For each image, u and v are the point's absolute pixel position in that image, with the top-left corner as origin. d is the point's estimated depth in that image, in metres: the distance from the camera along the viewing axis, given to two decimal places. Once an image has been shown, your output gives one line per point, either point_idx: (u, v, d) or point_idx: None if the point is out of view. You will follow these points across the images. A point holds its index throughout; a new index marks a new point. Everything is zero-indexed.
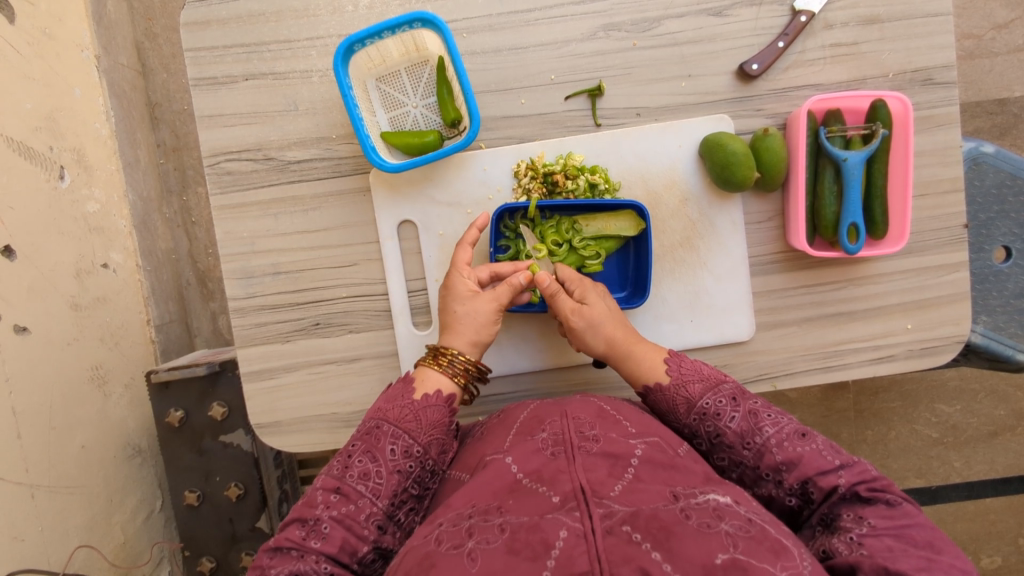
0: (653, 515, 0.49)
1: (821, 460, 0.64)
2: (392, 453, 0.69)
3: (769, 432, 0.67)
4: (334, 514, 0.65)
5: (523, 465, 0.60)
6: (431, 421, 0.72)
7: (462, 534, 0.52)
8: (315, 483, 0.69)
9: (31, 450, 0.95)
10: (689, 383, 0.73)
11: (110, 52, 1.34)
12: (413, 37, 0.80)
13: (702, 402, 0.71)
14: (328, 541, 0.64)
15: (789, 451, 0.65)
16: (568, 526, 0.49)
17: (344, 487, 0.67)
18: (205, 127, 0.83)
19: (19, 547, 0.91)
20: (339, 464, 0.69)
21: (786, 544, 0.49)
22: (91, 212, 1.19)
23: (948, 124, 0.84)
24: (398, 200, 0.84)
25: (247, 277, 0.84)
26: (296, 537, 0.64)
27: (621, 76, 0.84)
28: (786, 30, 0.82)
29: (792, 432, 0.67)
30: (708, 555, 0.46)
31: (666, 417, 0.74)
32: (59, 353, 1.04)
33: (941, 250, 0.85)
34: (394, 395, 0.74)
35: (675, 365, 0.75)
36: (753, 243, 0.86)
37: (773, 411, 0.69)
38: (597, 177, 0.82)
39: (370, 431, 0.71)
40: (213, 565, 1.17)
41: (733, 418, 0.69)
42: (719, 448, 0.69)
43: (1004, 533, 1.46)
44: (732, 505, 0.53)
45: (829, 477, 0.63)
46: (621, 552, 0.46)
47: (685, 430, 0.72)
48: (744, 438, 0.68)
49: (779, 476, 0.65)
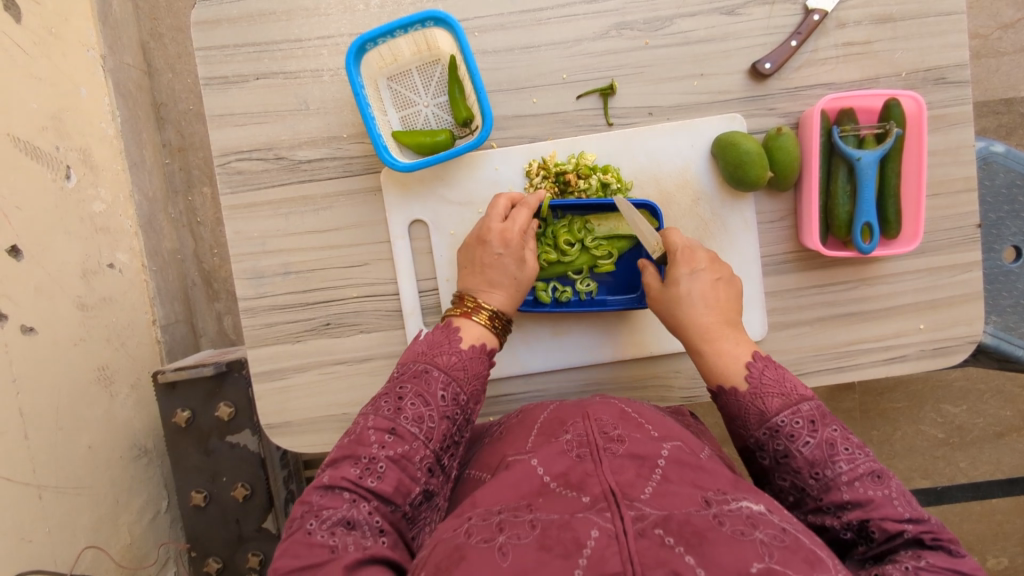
0: (685, 520, 0.49)
1: (891, 507, 0.59)
2: (444, 399, 0.69)
3: (843, 468, 0.62)
4: (390, 454, 0.64)
5: (549, 467, 0.59)
6: (476, 371, 0.73)
7: (493, 528, 0.51)
8: (364, 423, 0.67)
9: (38, 451, 0.95)
10: (768, 396, 0.68)
11: (115, 52, 1.34)
12: (425, 35, 0.79)
13: (777, 419, 0.66)
14: (384, 481, 0.63)
15: (858, 490, 0.60)
16: (600, 527, 0.49)
17: (398, 428, 0.66)
18: (216, 127, 0.82)
19: (27, 548, 0.91)
20: (389, 405, 0.68)
21: (820, 554, 0.49)
22: (97, 212, 1.19)
23: (961, 124, 0.84)
24: (409, 199, 0.84)
25: (257, 277, 0.84)
26: (352, 476, 0.63)
27: (633, 75, 0.84)
28: (798, 29, 0.82)
29: (866, 471, 0.61)
30: (743, 563, 0.45)
31: (733, 423, 0.70)
32: (65, 354, 1.04)
33: (954, 250, 0.85)
34: (438, 342, 0.73)
35: (756, 372, 0.70)
36: (765, 242, 0.86)
37: (852, 444, 0.63)
38: (609, 177, 0.82)
39: (420, 375, 0.70)
40: (219, 565, 1.17)
41: (807, 444, 0.64)
42: (783, 468, 0.65)
43: (1010, 533, 1.46)
44: (765, 514, 0.52)
45: (896, 522, 0.58)
46: (655, 555, 0.46)
47: (751, 441, 0.68)
48: (813, 466, 0.63)
49: (841, 512, 0.60)
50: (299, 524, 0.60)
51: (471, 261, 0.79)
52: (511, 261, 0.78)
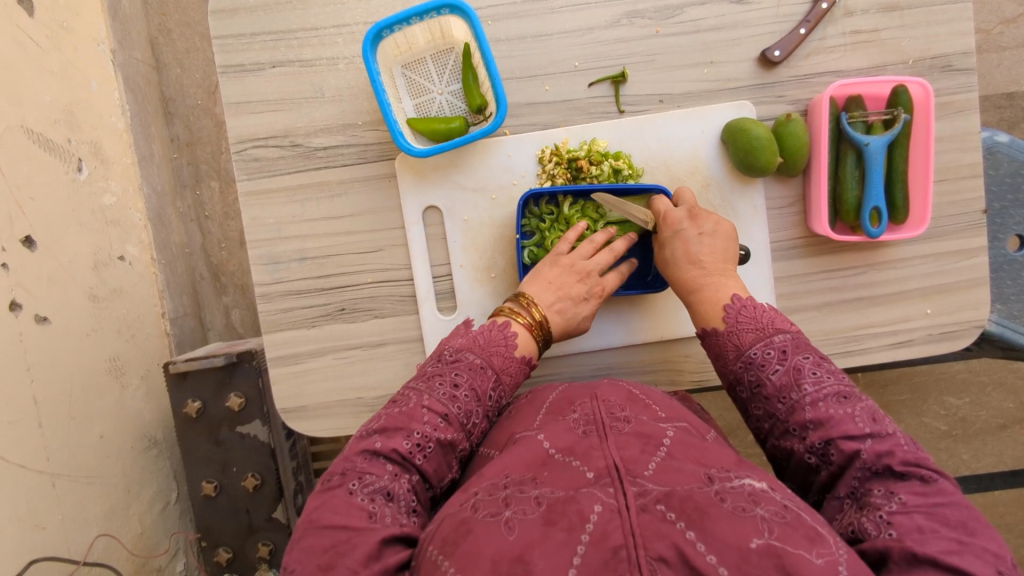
0: (687, 496, 0.50)
1: (850, 424, 0.62)
2: (489, 399, 0.73)
3: (808, 390, 0.66)
4: (438, 438, 0.67)
5: (555, 442, 0.60)
6: (516, 379, 0.77)
7: (499, 503, 0.52)
8: (419, 400, 0.69)
9: (52, 438, 0.96)
10: (742, 332, 0.73)
11: (125, 47, 1.35)
12: (440, 23, 0.81)
13: (750, 351, 0.72)
14: (428, 462, 0.66)
15: (820, 410, 0.65)
16: (603, 502, 0.49)
17: (450, 415, 0.69)
18: (233, 115, 0.83)
19: (41, 536, 0.91)
20: (444, 390, 0.70)
21: (822, 531, 0.49)
22: (108, 205, 1.20)
23: (967, 111, 0.85)
24: (423, 186, 0.85)
25: (274, 263, 0.85)
26: (403, 450, 0.65)
27: (644, 62, 0.85)
28: (807, 17, 0.83)
29: (832, 393, 0.65)
30: (743, 539, 0.46)
31: (718, 362, 0.76)
32: (78, 344, 1.05)
33: (960, 235, 0.86)
34: (494, 341, 0.76)
35: (734, 311, 0.75)
36: (774, 228, 0.87)
37: (821, 370, 0.68)
38: (621, 163, 0.83)
39: (475, 370, 0.73)
40: (229, 555, 1.18)
41: (776, 371, 0.69)
42: (757, 397, 0.71)
43: (1013, 526, 1.47)
44: (767, 491, 0.53)
45: (853, 441, 0.62)
46: (656, 528, 0.47)
47: (731, 375, 0.74)
48: (781, 392, 0.68)
49: (805, 432, 0.65)
50: (341, 484, 0.61)
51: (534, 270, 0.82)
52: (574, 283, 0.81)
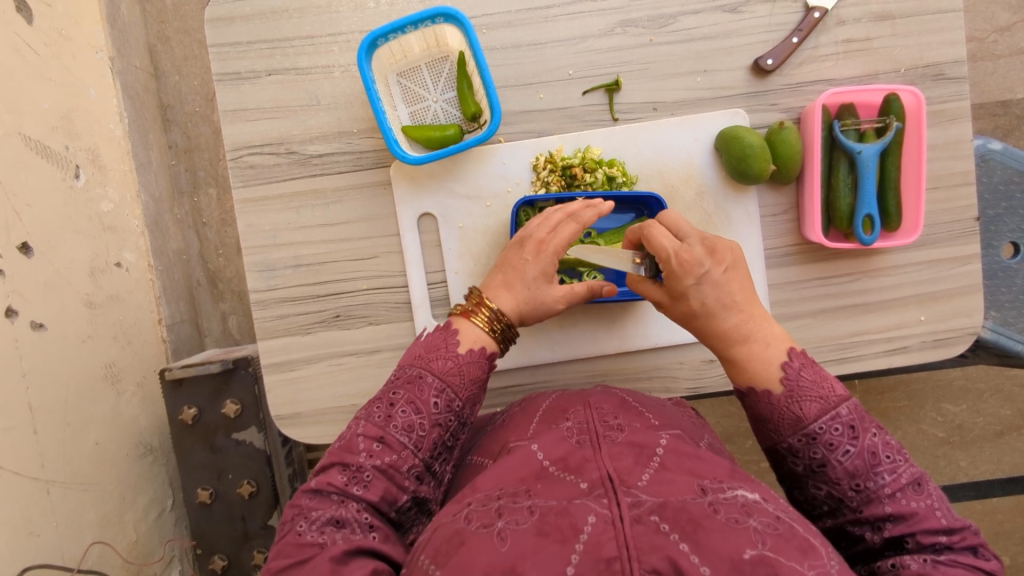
0: (680, 506, 0.50)
1: (932, 518, 0.60)
2: (436, 407, 0.68)
3: (884, 479, 0.62)
4: (377, 463, 0.64)
5: (549, 452, 0.60)
6: (472, 377, 0.71)
7: (492, 514, 0.52)
8: (355, 429, 0.67)
9: (47, 445, 0.96)
10: (805, 401, 0.67)
11: (124, 54, 1.36)
12: (435, 31, 0.81)
13: (814, 426, 0.66)
14: (370, 489, 0.63)
15: (899, 502, 0.61)
16: (596, 512, 0.49)
17: (387, 436, 0.65)
18: (229, 122, 0.84)
19: (35, 543, 0.91)
20: (381, 412, 0.67)
21: (814, 543, 0.49)
22: (105, 211, 1.20)
23: (959, 119, 0.85)
24: (418, 193, 0.85)
25: (269, 270, 0.85)
26: (339, 482, 0.63)
27: (638, 71, 0.85)
28: (799, 26, 0.84)
29: (907, 481, 0.62)
30: (737, 550, 0.46)
31: (764, 425, 0.70)
32: (74, 350, 1.04)
33: (953, 242, 0.86)
34: (435, 345, 0.72)
35: (794, 373, 0.70)
36: (768, 235, 0.87)
37: (893, 453, 0.64)
38: (615, 170, 0.84)
39: (413, 381, 0.69)
40: (224, 563, 1.17)
41: (847, 452, 0.64)
42: (818, 476, 0.65)
43: (1011, 533, 1.46)
44: (761, 502, 0.53)
45: (933, 535, 0.59)
46: (650, 541, 0.46)
47: (784, 445, 0.68)
48: (853, 476, 0.63)
49: (881, 523, 0.61)
50: (289, 526, 0.61)
51: (504, 263, 0.79)
52: (534, 269, 0.77)
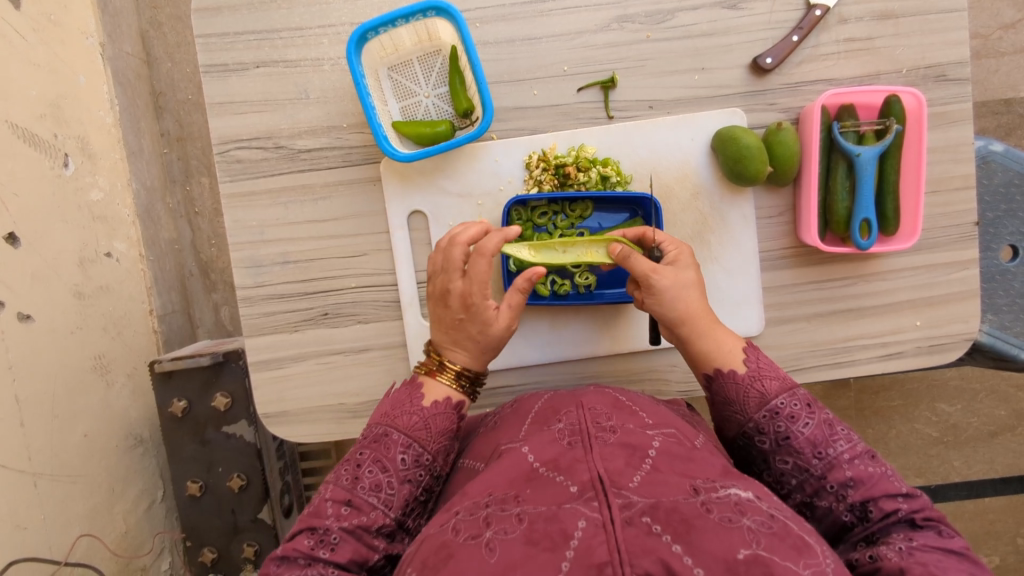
0: (673, 507, 0.49)
1: (888, 482, 0.61)
2: (403, 463, 0.68)
3: (843, 447, 0.64)
4: (344, 524, 0.63)
5: (539, 455, 0.59)
6: (440, 429, 0.72)
7: (480, 523, 0.51)
8: (323, 494, 0.66)
9: (34, 438, 0.94)
10: (765, 379, 0.69)
11: (115, 40, 1.33)
12: (426, 25, 0.80)
13: (776, 401, 0.67)
14: (338, 551, 0.61)
15: (858, 467, 0.63)
16: (587, 517, 0.48)
17: (355, 499, 0.65)
18: (216, 115, 0.82)
19: (21, 536, 0.90)
20: (349, 473, 0.67)
21: (809, 541, 0.48)
22: (95, 200, 1.18)
23: (961, 122, 0.84)
24: (409, 190, 0.84)
25: (256, 266, 0.84)
26: (305, 547, 0.61)
27: (634, 68, 0.84)
28: (800, 24, 0.82)
29: (863, 450, 0.64)
30: (730, 550, 0.45)
31: (729, 407, 0.70)
32: (62, 342, 1.03)
33: (952, 247, 0.85)
34: (401, 401, 0.73)
35: (754, 358, 0.72)
36: (763, 238, 0.86)
37: (845, 426, 0.66)
38: (609, 169, 0.82)
39: (379, 440, 0.69)
40: (214, 556, 1.17)
41: (807, 424, 0.65)
42: (783, 450, 0.66)
43: (1002, 533, 1.47)
44: (754, 501, 0.52)
45: (892, 500, 0.60)
46: (641, 543, 0.46)
47: (750, 425, 0.68)
48: (815, 446, 0.64)
49: (845, 491, 0.62)
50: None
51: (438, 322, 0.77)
52: (475, 324, 0.75)
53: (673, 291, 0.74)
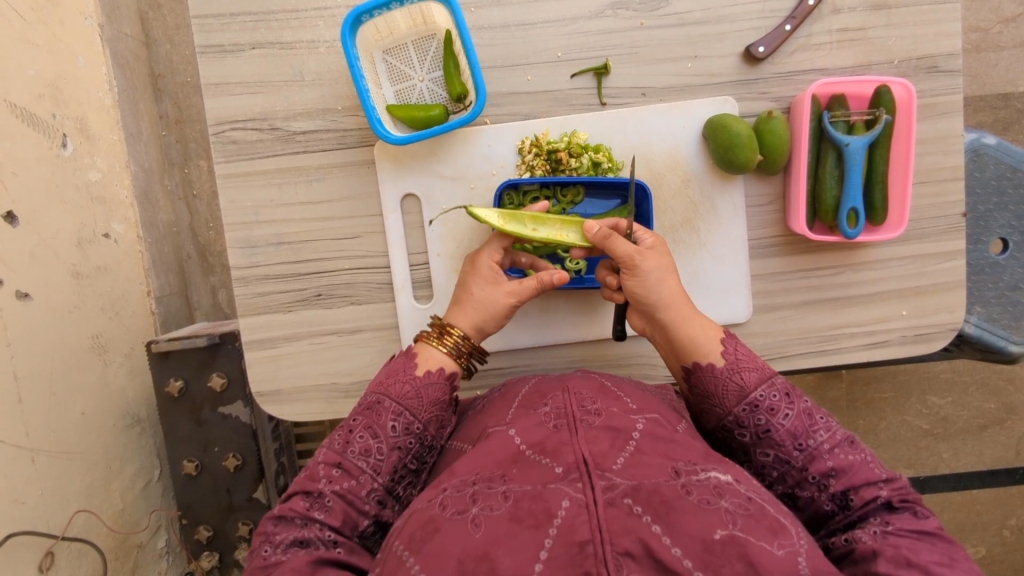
0: (654, 489, 0.50)
1: (868, 470, 0.63)
2: (394, 430, 0.68)
3: (822, 437, 0.65)
4: (336, 488, 0.64)
5: (525, 437, 0.60)
6: (433, 397, 0.72)
7: (466, 500, 0.52)
8: (316, 456, 0.68)
9: (32, 414, 0.96)
10: (745, 371, 0.70)
11: (113, 21, 1.33)
12: (421, 9, 0.80)
13: (756, 394, 0.68)
14: (332, 514, 0.63)
15: (839, 456, 0.64)
16: (571, 497, 0.50)
17: (346, 462, 0.66)
18: (211, 96, 0.82)
19: (20, 510, 0.92)
20: (340, 438, 0.68)
21: (784, 522, 0.50)
22: (93, 181, 1.19)
23: (951, 113, 0.84)
24: (402, 173, 0.85)
25: (251, 247, 0.85)
26: (300, 507, 0.63)
27: (628, 55, 0.84)
28: (793, 13, 0.83)
29: (841, 438, 0.65)
30: (707, 531, 0.47)
31: (708, 401, 0.72)
32: (60, 321, 1.04)
33: (939, 238, 0.86)
34: (395, 371, 0.73)
35: (732, 349, 0.73)
36: (753, 226, 0.87)
37: (825, 415, 0.67)
38: (600, 156, 0.83)
39: (372, 407, 0.70)
40: (209, 533, 1.18)
41: (787, 416, 0.66)
42: (764, 443, 0.67)
43: (989, 524, 1.49)
44: (732, 484, 0.53)
45: (872, 487, 0.62)
46: (622, 523, 0.47)
47: (730, 418, 0.69)
48: (796, 438, 0.65)
49: (825, 480, 0.63)
50: (254, 551, 0.61)
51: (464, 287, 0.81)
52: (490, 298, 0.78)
53: (657, 275, 0.76)
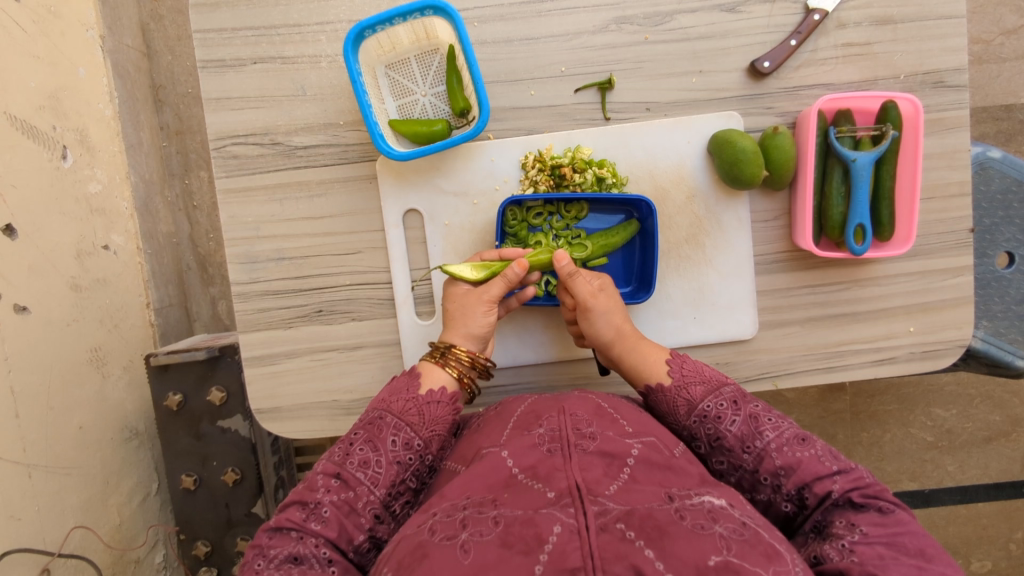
0: (647, 514, 0.49)
1: (818, 465, 0.63)
2: (394, 445, 0.67)
3: (769, 437, 0.66)
4: (334, 499, 0.64)
5: (519, 459, 0.58)
6: (434, 415, 0.71)
7: (456, 525, 0.51)
8: (315, 467, 0.67)
9: (29, 429, 0.95)
10: (691, 386, 0.72)
11: (115, 33, 1.33)
12: (424, 24, 0.80)
13: (702, 405, 0.69)
14: (328, 525, 0.62)
15: (788, 455, 0.64)
16: (563, 522, 0.48)
17: (345, 473, 0.66)
18: (212, 110, 0.82)
19: (15, 527, 0.90)
20: (341, 450, 0.68)
21: (780, 549, 0.49)
22: (93, 192, 1.18)
23: (957, 128, 0.84)
24: (405, 189, 0.84)
25: (251, 262, 0.84)
26: (296, 519, 0.62)
27: (632, 69, 0.84)
28: (798, 28, 0.82)
29: (791, 436, 0.65)
30: (701, 557, 0.45)
31: (666, 419, 0.73)
32: (59, 334, 1.03)
33: (946, 253, 0.85)
34: (399, 388, 0.72)
35: (677, 366, 0.74)
36: (758, 241, 0.86)
37: (773, 415, 0.68)
38: (605, 171, 0.82)
39: (374, 421, 0.69)
40: (207, 549, 1.16)
41: (733, 422, 0.67)
42: (717, 451, 0.68)
43: (995, 538, 1.47)
44: (727, 508, 0.52)
45: (825, 482, 0.62)
46: (614, 549, 0.46)
47: (684, 432, 0.71)
48: (743, 442, 0.66)
49: (778, 481, 0.64)
50: (247, 564, 0.59)
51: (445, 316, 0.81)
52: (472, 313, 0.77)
53: (610, 314, 0.77)
